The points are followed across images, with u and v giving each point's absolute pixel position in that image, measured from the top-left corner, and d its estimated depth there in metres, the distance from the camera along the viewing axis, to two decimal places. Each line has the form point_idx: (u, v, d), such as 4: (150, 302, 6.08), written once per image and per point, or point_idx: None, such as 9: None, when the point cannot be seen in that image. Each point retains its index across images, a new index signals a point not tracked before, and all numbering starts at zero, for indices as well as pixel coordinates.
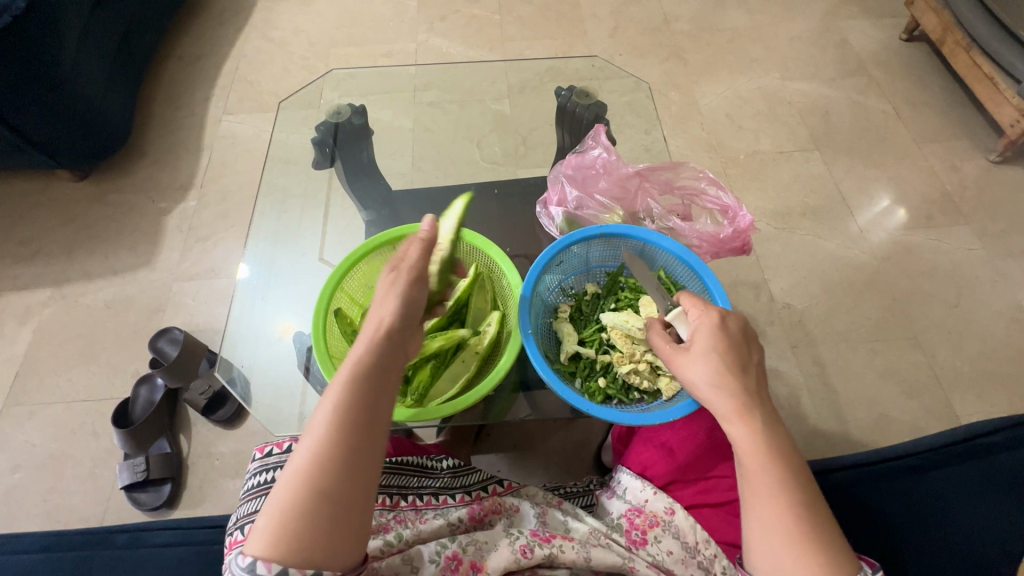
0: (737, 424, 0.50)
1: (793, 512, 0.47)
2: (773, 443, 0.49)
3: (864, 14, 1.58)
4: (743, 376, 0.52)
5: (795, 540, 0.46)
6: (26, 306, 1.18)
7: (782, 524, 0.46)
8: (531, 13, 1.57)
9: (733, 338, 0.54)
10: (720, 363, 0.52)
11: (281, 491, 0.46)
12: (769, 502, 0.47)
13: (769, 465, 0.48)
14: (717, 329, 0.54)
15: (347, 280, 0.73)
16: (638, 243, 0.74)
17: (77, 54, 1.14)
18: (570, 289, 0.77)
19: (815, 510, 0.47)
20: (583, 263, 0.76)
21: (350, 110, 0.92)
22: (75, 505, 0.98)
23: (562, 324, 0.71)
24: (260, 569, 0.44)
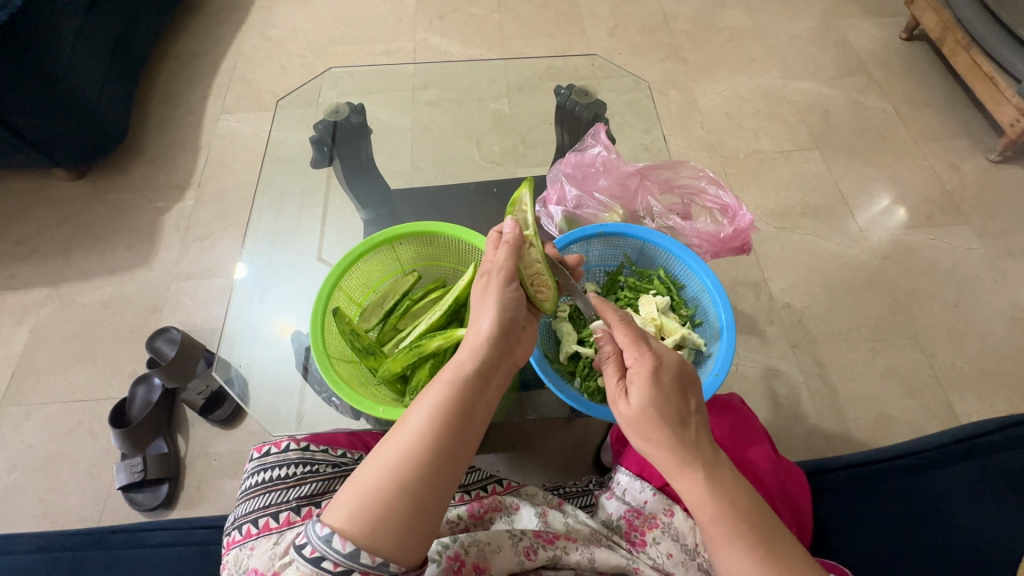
0: (683, 480, 0.48)
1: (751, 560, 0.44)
2: (722, 493, 0.47)
3: (864, 13, 1.58)
4: (679, 426, 0.49)
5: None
6: (23, 305, 1.17)
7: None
8: (530, 12, 1.57)
9: (666, 387, 0.51)
10: (655, 417, 0.49)
11: (366, 473, 0.46)
12: (734, 553, 0.45)
13: (722, 517, 0.46)
14: (651, 380, 0.50)
15: (345, 279, 0.72)
16: (637, 242, 0.73)
17: (73, 52, 1.13)
18: None
19: (781, 555, 0.45)
20: (583, 262, 0.76)
21: (349, 109, 0.92)
22: (72, 505, 0.98)
23: (562, 324, 0.71)
24: (336, 544, 0.42)
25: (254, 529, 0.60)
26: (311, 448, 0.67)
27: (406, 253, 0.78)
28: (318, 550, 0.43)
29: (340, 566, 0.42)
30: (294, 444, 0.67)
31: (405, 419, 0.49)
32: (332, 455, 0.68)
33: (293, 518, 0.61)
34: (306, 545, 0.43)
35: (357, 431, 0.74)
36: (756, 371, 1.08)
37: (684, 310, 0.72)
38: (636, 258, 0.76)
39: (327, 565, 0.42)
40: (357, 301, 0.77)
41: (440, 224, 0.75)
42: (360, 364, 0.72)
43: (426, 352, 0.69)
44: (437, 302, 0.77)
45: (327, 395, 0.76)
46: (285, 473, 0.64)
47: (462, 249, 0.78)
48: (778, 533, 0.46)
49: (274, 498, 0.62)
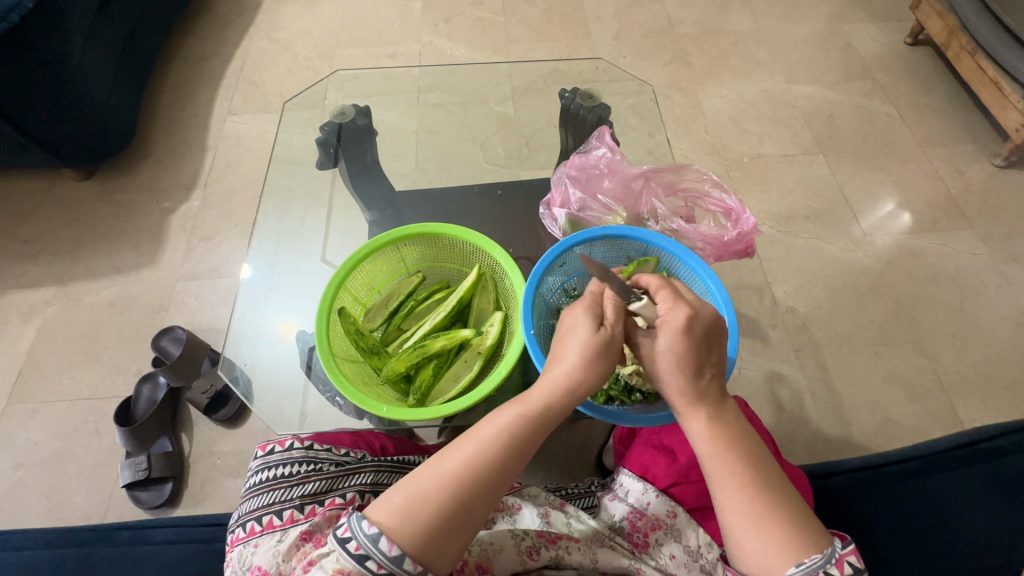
0: (693, 418, 0.52)
1: (754, 493, 0.49)
2: (726, 432, 0.52)
3: (869, 18, 1.58)
4: (694, 371, 0.52)
5: (758, 518, 0.47)
6: (30, 304, 1.18)
7: (748, 511, 0.48)
8: (535, 16, 1.58)
9: (695, 338, 0.52)
10: (677, 366, 0.52)
11: (424, 482, 0.47)
12: (733, 486, 0.49)
13: (721, 452, 0.50)
14: (680, 332, 0.51)
15: (350, 280, 0.73)
16: (641, 244, 0.73)
17: (83, 53, 1.15)
18: (573, 290, 0.75)
19: (779, 502, 0.48)
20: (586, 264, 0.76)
21: (355, 111, 0.92)
22: (77, 503, 0.99)
23: None
24: (383, 544, 0.43)
25: (257, 527, 0.61)
26: (315, 446, 0.68)
27: (411, 254, 0.78)
28: (364, 548, 0.43)
29: (383, 568, 0.43)
30: (299, 443, 0.68)
31: (472, 436, 0.50)
32: (335, 454, 0.69)
33: (296, 516, 0.61)
34: (350, 539, 0.44)
35: (359, 430, 0.76)
36: (758, 374, 1.08)
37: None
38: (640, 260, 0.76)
39: (370, 565, 0.43)
40: (362, 301, 0.77)
41: (441, 226, 0.75)
42: (365, 364, 0.72)
43: (430, 352, 0.70)
44: (440, 302, 0.77)
45: (331, 395, 0.76)
46: (289, 471, 0.65)
47: (466, 250, 0.78)
48: (788, 504, 0.48)
49: (277, 496, 0.63)
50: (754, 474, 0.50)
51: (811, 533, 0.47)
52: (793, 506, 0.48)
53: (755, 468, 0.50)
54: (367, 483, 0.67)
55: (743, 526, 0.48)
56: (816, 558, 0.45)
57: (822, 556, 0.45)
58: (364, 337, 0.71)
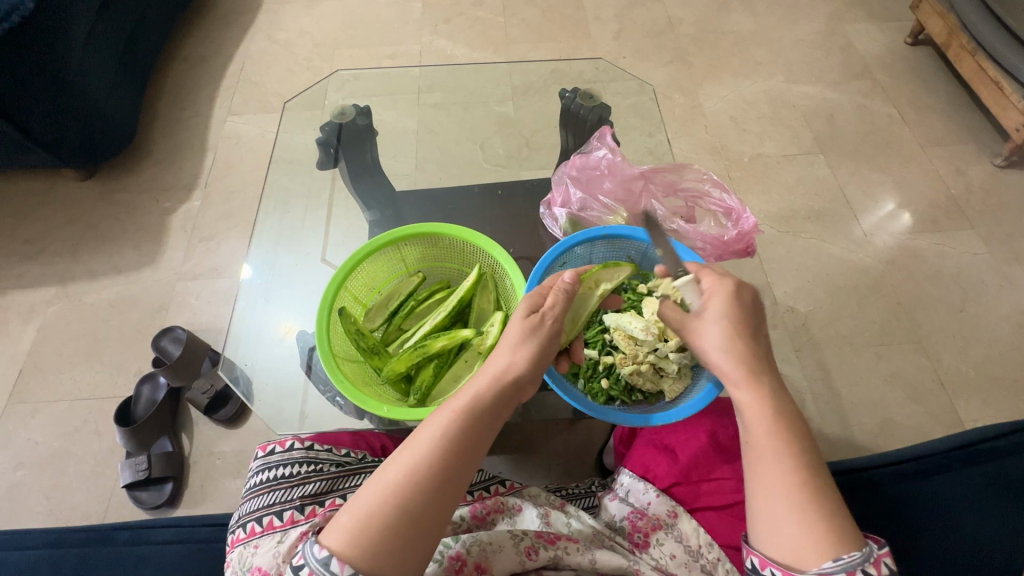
0: (745, 390, 0.50)
1: (800, 477, 0.45)
2: (779, 408, 0.48)
3: (869, 18, 1.58)
4: (751, 341, 0.52)
5: (797, 501, 0.44)
6: (31, 304, 1.18)
7: (786, 491, 0.44)
8: (535, 16, 1.58)
9: (745, 306, 0.54)
10: (735, 332, 0.52)
11: (369, 495, 0.45)
12: (776, 463, 0.46)
13: (775, 428, 0.47)
14: (731, 298, 0.54)
15: (350, 280, 0.72)
16: (640, 244, 0.73)
17: (83, 53, 1.15)
18: None
19: (821, 494, 0.44)
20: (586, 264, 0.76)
21: (355, 111, 0.93)
22: (77, 503, 0.98)
23: None
24: (335, 567, 0.41)
25: (257, 527, 0.61)
26: (315, 447, 0.68)
27: (411, 254, 0.78)
28: (316, 572, 0.41)
29: None
30: (299, 443, 0.68)
31: (413, 439, 0.48)
32: (336, 454, 0.69)
33: (296, 517, 0.61)
34: (304, 565, 0.42)
35: (360, 431, 0.77)
36: None
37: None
38: (640, 259, 0.76)
39: None
40: (362, 301, 0.77)
41: (442, 225, 0.75)
42: (365, 363, 0.72)
43: (430, 352, 0.70)
44: (440, 302, 0.77)
45: (330, 395, 0.75)
46: (289, 472, 0.65)
47: (466, 250, 0.78)
48: (829, 496, 0.44)
49: (277, 496, 0.63)
50: (802, 458, 0.46)
51: (850, 526, 0.43)
52: (837, 499, 0.44)
53: (803, 449, 0.47)
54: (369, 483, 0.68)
55: (780, 509, 0.44)
56: (854, 555, 0.41)
57: (860, 554, 0.41)
58: (364, 337, 0.71)
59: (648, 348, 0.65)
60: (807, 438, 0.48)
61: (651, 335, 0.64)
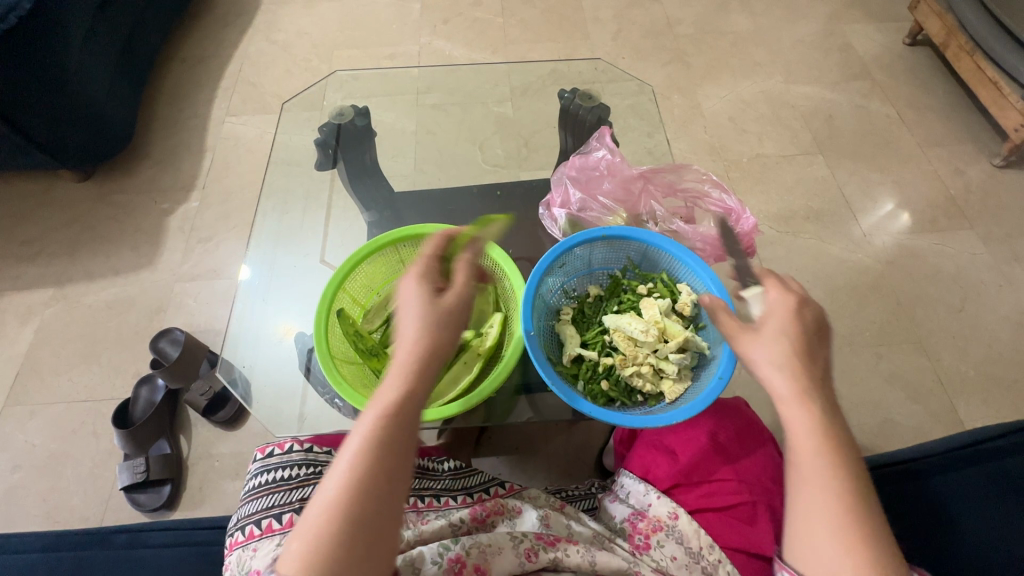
0: (798, 409, 0.47)
1: (845, 503, 0.44)
2: (831, 433, 0.47)
3: (867, 18, 1.58)
4: (812, 359, 0.50)
5: (840, 536, 0.43)
6: (28, 306, 1.18)
7: (832, 519, 0.44)
8: (534, 16, 1.58)
9: (807, 326, 0.51)
10: (797, 351, 0.49)
11: (308, 522, 0.42)
12: (823, 490, 0.45)
13: (826, 452, 0.46)
14: (792, 315, 0.52)
15: (349, 281, 0.72)
16: (639, 245, 0.73)
17: (80, 54, 1.14)
18: (572, 291, 0.76)
19: (867, 521, 0.44)
20: (585, 265, 0.75)
21: (353, 112, 0.93)
22: (75, 505, 0.98)
23: (566, 327, 0.70)
24: None
25: (256, 530, 0.61)
26: (314, 449, 0.68)
27: (411, 255, 0.78)
28: None
29: None
30: (298, 445, 0.67)
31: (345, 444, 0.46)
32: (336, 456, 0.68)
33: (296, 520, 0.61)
34: None
35: None
36: None
37: (692, 310, 0.69)
38: (639, 261, 0.76)
39: None
40: (361, 302, 0.77)
41: (441, 226, 0.75)
42: (362, 365, 0.71)
43: None
44: None
45: (329, 397, 0.76)
46: (288, 474, 0.64)
47: None
48: (874, 522, 0.44)
49: (276, 499, 0.63)
50: (850, 482, 0.45)
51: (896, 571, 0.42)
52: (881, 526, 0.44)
53: (852, 475, 0.45)
54: None
55: (823, 534, 0.44)
56: None
57: None
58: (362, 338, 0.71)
59: (647, 349, 0.66)
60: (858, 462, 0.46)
61: (650, 337, 0.65)
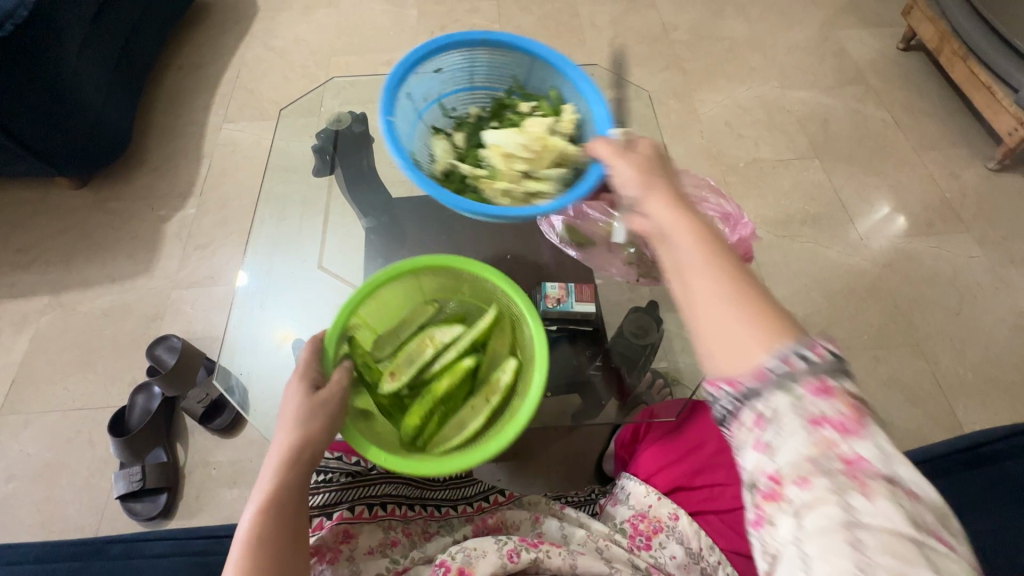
0: (664, 210, 0.53)
1: (738, 285, 0.44)
2: (699, 226, 0.50)
3: (861, 24, 1.60)
4: (661, 174, 0.57)
5: (736, 300, 0.43)
6: (24, 314, 1.17)
7: (724, 303, 0.43)
8: (531, 22, 1.59)
9: (652, 155, 0.60)
10: (652, 169, 0.58)
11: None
12: (706, 275, 0.45)
13: (698, 242, 0.48)
14: (654, 147, 0.61)
15: (362, 309, 0.66)
16: (523, 61, 0.75)
17: (77, 62, 1.15)
18: (453, 108, 0.79)
19: (768, 306, 0.43)
20: (468, 82, 0.77)
21: (351, 118, 0.94)
22: (70, 515, 0.97)
23: (440, 145, 0.74)
24: None
25: None
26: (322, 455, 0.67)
27: (430, 284, 0.71)
28: None
29: None
30: None
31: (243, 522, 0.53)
32: (346, 462, 0.66)
33: None
34: None
35: None
36: None
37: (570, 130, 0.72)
38: (524, 80, 0.77)
39: None
40: (373, 327, 0.70)
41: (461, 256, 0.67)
42: (368, 396, 0.67)
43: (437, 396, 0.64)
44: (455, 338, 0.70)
45: None
46: None
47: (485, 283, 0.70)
48: (778, 312, 0.43)
49: None
50: (723, 257, 0.46)
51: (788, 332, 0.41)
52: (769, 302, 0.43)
53: (722, 253, 0.47)
54: (379, 495, 0.65)
55: (721, 312, 0.43)
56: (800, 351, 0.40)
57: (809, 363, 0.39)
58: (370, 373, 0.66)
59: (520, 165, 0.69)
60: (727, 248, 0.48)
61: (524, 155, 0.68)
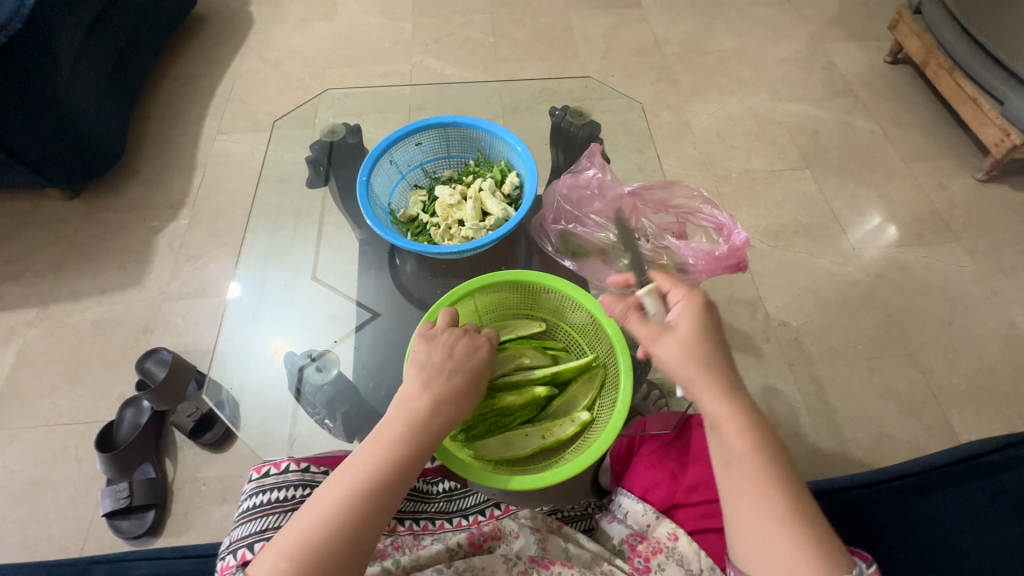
0: (717, 404, 0.53)
1: (776, 505, 0.48)
2: (747, 421, 0.52)
3: (849, 37, 1.62)
4: (715, 347, 0.56)
5: (787, 520, 0.48)
6: (11, 326, 1.15)
7: (775, 527, 0.48)
8: (524, 36, 1.60)
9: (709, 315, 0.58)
10: (703, 339, 0.56)
11: (285, 537, 0.49)
12: (756, 489, 0.49)
13: (749, 444, 0.51)
14: (702, 306, 0.58)
15: (480, 294, 0.70)
16: (483, 135, 0.85)
17: (71, 74, 1.14)
18: (432, 171, 0.90)
19: (818, 536, 0.47)
20: (444, 151, 0.89)
21: (345, 129, 0.95)
22: (54, 533, 0.95)
23: (415, 196, 0.87)
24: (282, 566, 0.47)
25: (249, 553, 0.59)
26: (311, 469, 0.67)
27: (545, 302, 0.73)
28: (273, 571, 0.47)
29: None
30: (294, 465, 0.67)
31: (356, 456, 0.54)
32: None
33: None
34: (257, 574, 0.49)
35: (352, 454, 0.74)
36: (754, 390, 1.08)
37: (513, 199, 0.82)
38: (488, 152, 0.88)
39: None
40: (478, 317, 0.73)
41: (589, 296, 0.69)
42: None
43: (501, 408, 0.65)
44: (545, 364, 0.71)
45: (319, 419, 0.74)
46: (285, 495, 0.64)
47: (591, 331, 0.71)
48: (815, 526, 0.48)
49: (274, 520, 0.62)
50: (768, 464, 0.50)
51: (842, 552, 0.47)
52: (802, 510, 0.48)
53: (765, 453, 0.51)
54: None
55: (766, 529, 0.48)
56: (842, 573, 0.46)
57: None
58: None
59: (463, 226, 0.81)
60: (773, 445, 0.52)
61: (468, 219, 0.80)
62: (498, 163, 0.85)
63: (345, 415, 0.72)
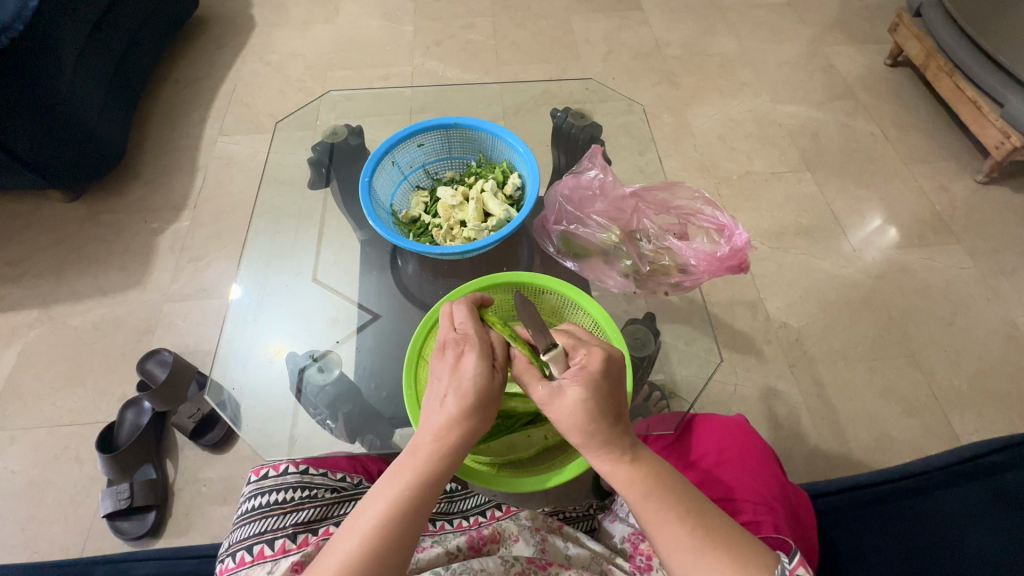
0: (613, 465, 0.51)
1: (695, 532, 0.48)
2: (647, 471, 0.51)
3: (850, 40, 1.63)
4: (608, 407, 0.51)
5: (702, 551, 0.47)
6: (12, 327, 1.16)
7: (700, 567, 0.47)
8: (525, 38, 1.61)
9: (609, 379, 0.52)
10: (595, 412, 0.50)
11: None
12: (679, 527, 0.48)
13: (649, 494, 0.50)
14: (596, 375, 0.51)
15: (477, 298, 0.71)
16: (485, 136, 0.85)
17: (72, 77, 1.15)
18: (434, 173, 0.90)
19: (745, 554, 0.47)
20: (446, 152, 0.89)
21: (346, 131, 0.96)
22: (55, 534, 0.95)
23: (417, 197, 0.87)
24: None
25: (247, 556, 0.61)
26: (310, 471, 0.68)
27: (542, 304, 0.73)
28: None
29: None
30: (294, 467, 0.68)
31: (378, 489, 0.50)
32: (332, 479, 0.69)
33: (288, 546, 0.61)
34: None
35: (357, 454, 0.74)
36: (756, 391, 1.08)
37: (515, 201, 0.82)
38: (490, 154, 0.88)
39: None
40: None
41: (585, 296, 0.69)
42: None
43: (502, 411, 0.65)
44: None
45: (321, 419, 0.74)
46: (283, 497, 0.65)
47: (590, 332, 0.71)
48: (744, 546, 0.48)
49: (271, 524, 0.63)
50: (681, 504, 0.49)
51: (764, 552, 0.48)
52: (723, 536, 0.48)
53: (671, 495, 0.50)
54: None
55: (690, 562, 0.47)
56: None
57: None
58: None
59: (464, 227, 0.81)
60: (678, 485, 0.51)
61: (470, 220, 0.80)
62: (500, 164, 0.85)
63: (347, 415, 0.72)
